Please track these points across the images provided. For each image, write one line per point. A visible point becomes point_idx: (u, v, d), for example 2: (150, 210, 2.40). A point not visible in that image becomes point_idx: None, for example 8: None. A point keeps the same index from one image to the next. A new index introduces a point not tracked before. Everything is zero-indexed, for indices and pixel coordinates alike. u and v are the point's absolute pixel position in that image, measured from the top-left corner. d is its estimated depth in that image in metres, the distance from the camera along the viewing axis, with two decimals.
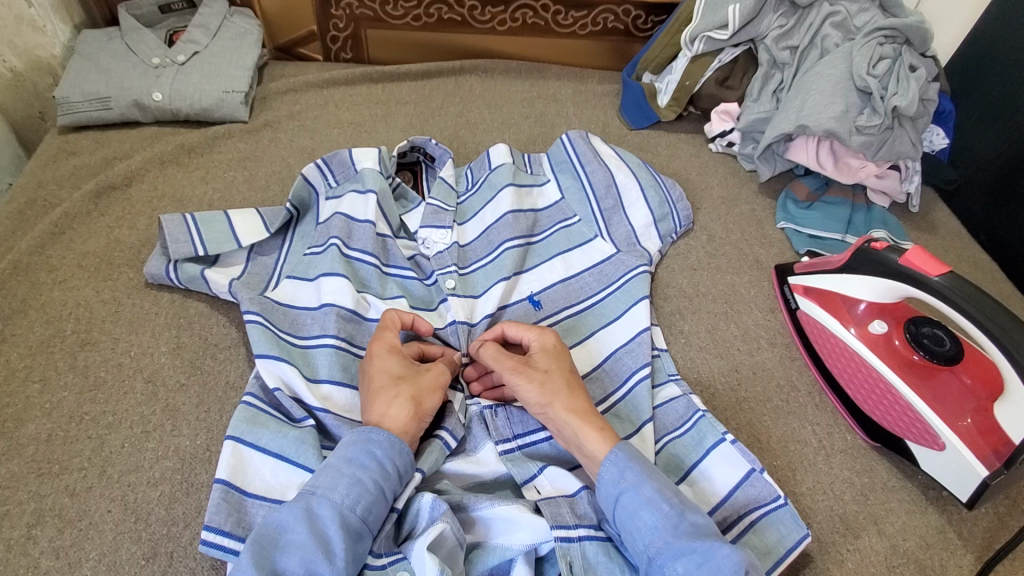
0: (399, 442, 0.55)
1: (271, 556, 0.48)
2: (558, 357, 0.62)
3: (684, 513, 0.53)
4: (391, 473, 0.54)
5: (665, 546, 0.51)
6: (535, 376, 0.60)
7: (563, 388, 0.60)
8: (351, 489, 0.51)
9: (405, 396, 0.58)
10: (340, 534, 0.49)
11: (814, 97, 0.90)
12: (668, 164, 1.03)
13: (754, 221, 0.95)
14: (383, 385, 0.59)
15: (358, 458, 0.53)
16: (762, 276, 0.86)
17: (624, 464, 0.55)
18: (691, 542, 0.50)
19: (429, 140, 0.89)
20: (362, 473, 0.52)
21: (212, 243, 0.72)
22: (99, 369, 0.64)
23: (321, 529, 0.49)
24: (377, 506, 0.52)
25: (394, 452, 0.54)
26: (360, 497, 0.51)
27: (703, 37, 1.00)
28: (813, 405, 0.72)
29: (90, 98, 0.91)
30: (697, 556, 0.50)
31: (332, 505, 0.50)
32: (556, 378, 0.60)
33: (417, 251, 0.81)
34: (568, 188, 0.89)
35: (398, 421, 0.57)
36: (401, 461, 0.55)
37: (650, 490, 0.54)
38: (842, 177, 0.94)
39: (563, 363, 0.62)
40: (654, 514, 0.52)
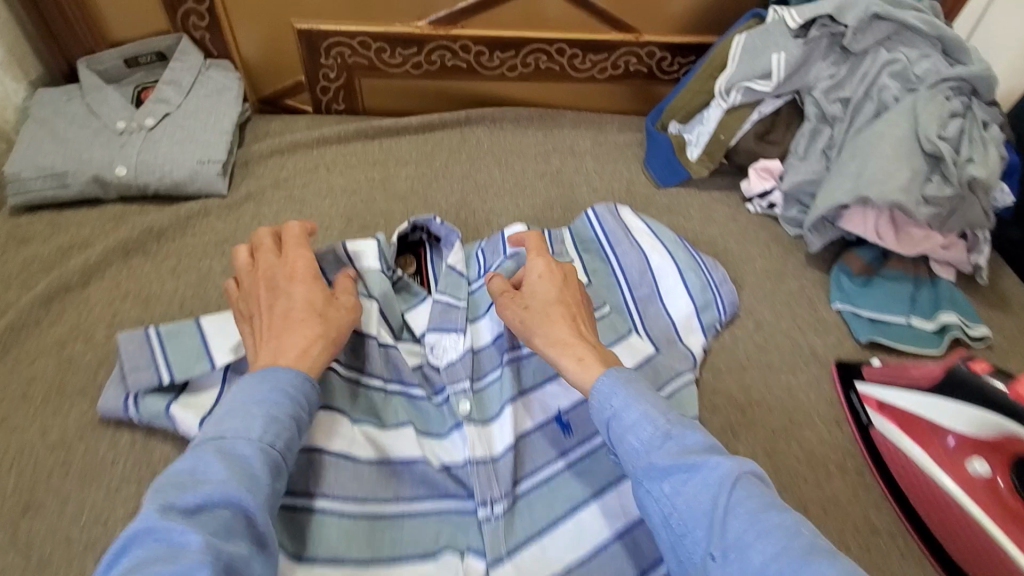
0: (305, 377, 0.53)
1: (179, 495, 0.42)
2: (546, 283, 0.66)
3: (672, 431, 0.51)
4: (293, 406, 0.51)
5: (650, 464, 0.50)
6: (517, 307, 0.65)
7: (546, 317, 0.63)
8: (255, 421, 0.48)
9: (311, 326, 0.57)
10: (260, 465, 0.46)
11: (875, 161, 0.78)
12: (703, 230, 0.91)
13: (805, 301, 0.83)
14: (298, 314, 0.58)
15: (261, 397, 0.50)
16: (821, 376, 0.75)
17: (615, 387, 0.55)
18: (675, 461, 0.49)
19: (433, 219, 0.77)
20: (275, 409, 0.49)
21: (184, 368, 0.60)
22: (45, 545, 0.53)
23: (241, 465, 0.45)
24: (294, 441, 0.50)
25: (301, 386, 0.53)
26: (275, 431, 0.48)
27: (741, 87, 0.87)
28: (895, 552, 0.62)
29: (43, 174, 0.79)
30: (682, 471, 0.48)
31: (248, 440, 0.47)
32: (540, 308, 0.64)
33: (425, 359, 0.69)
34: (595, 272, 0.78)
35: (302, 345, 0.56)
36: (308, 396, 0.53)
37: (639, 410, 0.53)
38: (904, 250, 0.82)
39: (550, 292, 0.65)
40: (640, 435, 0.52)
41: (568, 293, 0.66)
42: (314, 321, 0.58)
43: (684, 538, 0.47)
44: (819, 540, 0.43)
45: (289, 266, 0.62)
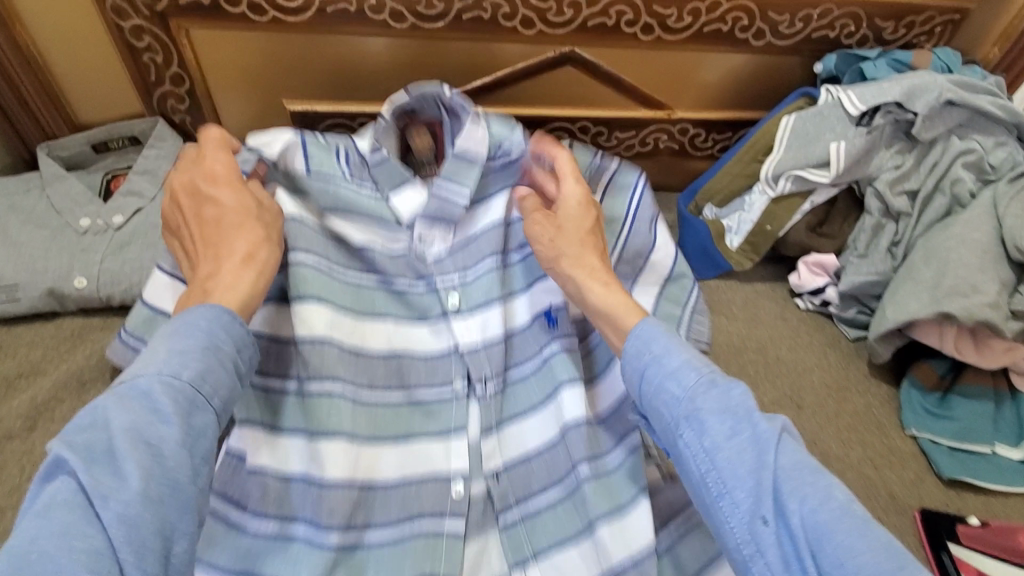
0: (226, 311, 0.43)
1: (90, 442, 0.34)
2: (580, 210, 0.56)
3: (716, 380, 0.42)
4: (224, 342, 0.41)
5: (687, 416, 0.41)
6: (549, 227, 0.56)
7: (579, 246, 0.55)
8: (176, 355, 0.38)
9: (241, 232, 0.48)
10: (173, 400, 0.36)
11: (956, 269, 0.68)
12: (749, 333, 0.80)
13: (875, 426, 0.72)
14: (226, 208, 0.49)
15: (188, 331, 0.40)
16: (900, 528, 0.65)
17: (652, 334, 0.46)
18: (722, 411, 0.40)
19: (445, 89, 0.64)
20: (193, 339, 0.40)
21: (152, 331, 0.58)
22: None
23: (149, 401, 0.36)
24: (219, 379, 0.40)
25: (222, 322, 0.42)
26: (189, 360, 0.38)
27: (790, 175, 0.78)
28: None
29: None
30: (726, 425, 0.40)
31: (151, 375, 0.37)
32: (567, 235, 0.55)
33: (421, 235, 0.64)
34: (614, 206, 0.69)
35: (243, 247, 0.47)
36: (234, 330, 0.42)
37: (677, 360, 0.44)
38: (981, 364, 0.70)
39: (584, 220, 0.56)
40: (680, 381, 0.43)
41: (601, 227, 0.57)
42: (251, 220, 0.49)
43: (721, 499, 0.38)
44: (857, 509, 0.36)
45: (206, 166, 0.51)
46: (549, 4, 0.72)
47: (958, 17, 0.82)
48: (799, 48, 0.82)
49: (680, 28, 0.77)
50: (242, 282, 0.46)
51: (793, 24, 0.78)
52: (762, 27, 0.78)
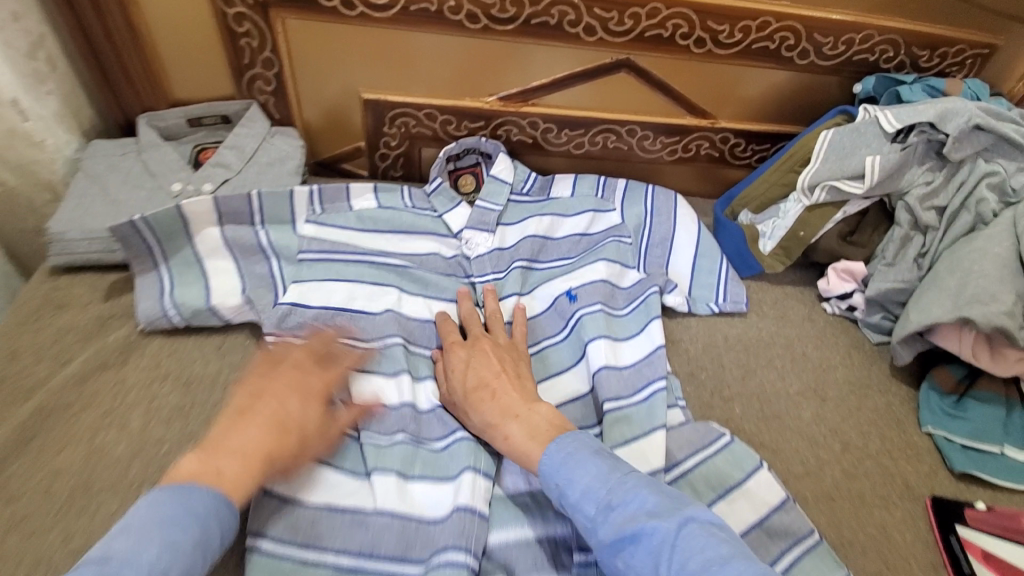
0: (227, 505, 0.49)
1: None
2: (460, 374, 0.67)
3: (614, 501, 0.50)
4: (213, 531, 0.47)
5: (599, 543, 0.50)
6: (458, 368, 0.67)
7: (469, 404, 0.64)
8: (166, 549, 0.44)
9: (269, 415, 0.56)
10: None
11: (977, 281, 0.73)
12: (777, 329, 0.85)
13: (894, 421, 0.77)
14: (260, 414, 0.56)
15: (173, 518, 0.46)
16: (916, 512, 0.68)
17: (559, 461, 0.54)
18: (619, 532, 0.49)
19: (481, 139, 0.90)
20: (180, 536, 0.45)
21: (174, 247, 0.74)
22: None
23: None
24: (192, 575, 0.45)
25: (223, 515, 0.49)
26: (171, 561, 0.44)
27: (827, 185, 0.83)
28: None
29: (90, 237, 0.74)
30: (627, 542, 0.48)
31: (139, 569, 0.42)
32: (464, 389, 0.65)
33: (459, 250, 0.86)
34: (631, 217, 0.92)
35: (264, 448, 0.54)
36: (229, 525, 0.49)
37: (584, 482, 0.52)
38: (999, 370, 0.76)
39: (467, 378, 0.66)
40: (586, 510, 0.51)
41: (487, 368, 0.66)
42: (281, 429, 0.56)
43: None
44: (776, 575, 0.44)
45: (298, 356, 0.64)
46: (611, 14, 0.79)
47: (987, 51, 0.87)
48: (840, 69, 0.87)
49: (730, 43, 0.83)
50: (254, 446, 0.53)
51: (836, 45, 0.84)
52: (807, 47, 0.84)
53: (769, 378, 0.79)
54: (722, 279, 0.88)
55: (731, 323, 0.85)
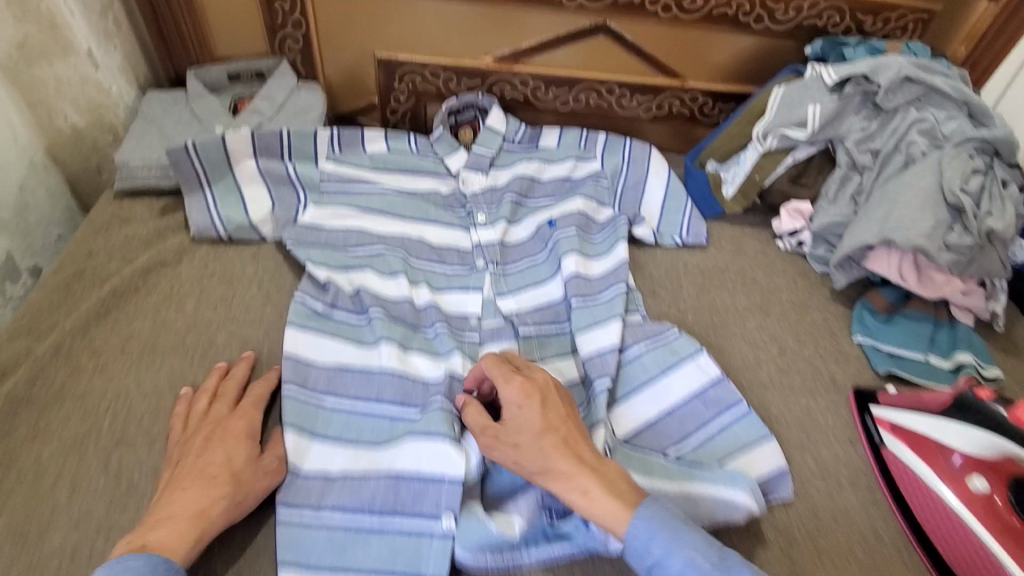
0: (162, 562, 0.50)
1: None
2: (526, 416, 0.59)
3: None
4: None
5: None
6: (512, 423, 0.59)
7: (540, 453, 0.57)
8: None
9: (212, 481, 0.56)
10: None
11: (901, 210, 0.84)
12: (734, 260, 0.98)
13: (829, 331, 0.88)
14: (211, 467, 0.58)
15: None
16: (839, 399, 0.79)
17: (651, 531, 0.53)
18: None
19: (478, 96, 1.02)
20: None
21: (217, 174, 0.87)
22: (133, 474, 0.60)
23: None
24: None
25: (157, 574, 0.49)
26: None
27: (777, 133, 0.95)
28: (900, 561, 0.67)
29: (150, 166, 0.88)
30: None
31: None
32: (524, 441, 0.58)
33: (456, 187, 0.99)
34: (611, 165, 1.04)
35: (200, 506, 0.55)
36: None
37: (680, 560, 0.52)
38: (926, 293, 0.88)
39: (533, 420, 0.58)
40: None
41: (555, 413, 0.60)
42: (222, 482, 0.57)
43: None
44: None
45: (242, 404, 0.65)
46: None
47: (926, 16, 0.99)
48: (793, 33, 1.00)
49: (693, 10, 0.96)
50: (191, 508, 0.55)
51: (788, 11, 0.96)
52: (761, 13, 0.96)
53: (722, 296, 0.91)
54: (688, 217, 1.00)
55: (693, 253, 0.98)
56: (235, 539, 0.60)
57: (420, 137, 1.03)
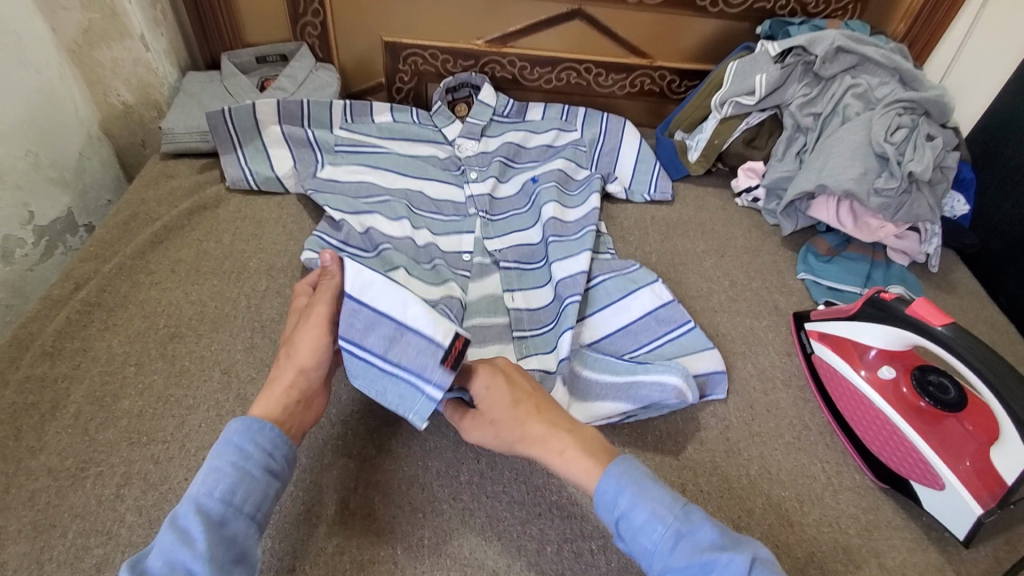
0: (259, 424, 0.58)
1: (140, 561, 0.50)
2: (496, 394, 0.65)
3: (682, 530, 0.56)
4: (255, 453, 0.56)
5: (667, 566, 0.55)
6: (492, 402, 0.65)
7: (516, 422, 0.64)
8: (212, 479, 0.54)
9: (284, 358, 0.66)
10: (206, 524, 0.51)
11: (834, 159, 0.97)
12: (696, 213, 1.11)
13: (775, 270, 1.02)
14: (282, 348, 0.68)
15: (220, 448, 0.56)
16: (781, 322, 0.92)
17: (620, 487, 0.58)
18: (690, 563, 0.54)
19: (471, 75, 1.17)
20: (222, 461, 0.54)
21: (247, 137, 1.02)
22: (184, 359, 0.74)
23: (186, 526, 0.51)
24: (250, 491, 0.54)
25: (257, 433, 0.57)
26: (221, 484, 0.53)
27: (732, 101, 1.09)
28: (823, 444, 0.77)
29: (192, 131, 1.03)
30: (698, 570, 0.54)
31: (192, 501, 0.52)
32: (500, 417, 0.64)
33: (452, 153, 1.13)
34: (589, 134, 1.17)
35: (286, 379, 0.64)
36: (264, 439, 0.57)
37: (646, 512, 0.56)
38: (861, 235, 1.00)
39: (503, 397, 0.65)
40: (652, 536, 0.56)
41: (523, 394, 0.65)
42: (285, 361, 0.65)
43: None
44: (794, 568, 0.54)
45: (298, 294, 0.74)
46: None
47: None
48: (746, 16, 1.14)
49: None
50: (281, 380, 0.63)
51: None
52: None
53: (683, 242, 1.05)
54: (655, 176, 1.13)
55: (660, 208, 1.12)
56: None
57: (422, 113, 1.18)
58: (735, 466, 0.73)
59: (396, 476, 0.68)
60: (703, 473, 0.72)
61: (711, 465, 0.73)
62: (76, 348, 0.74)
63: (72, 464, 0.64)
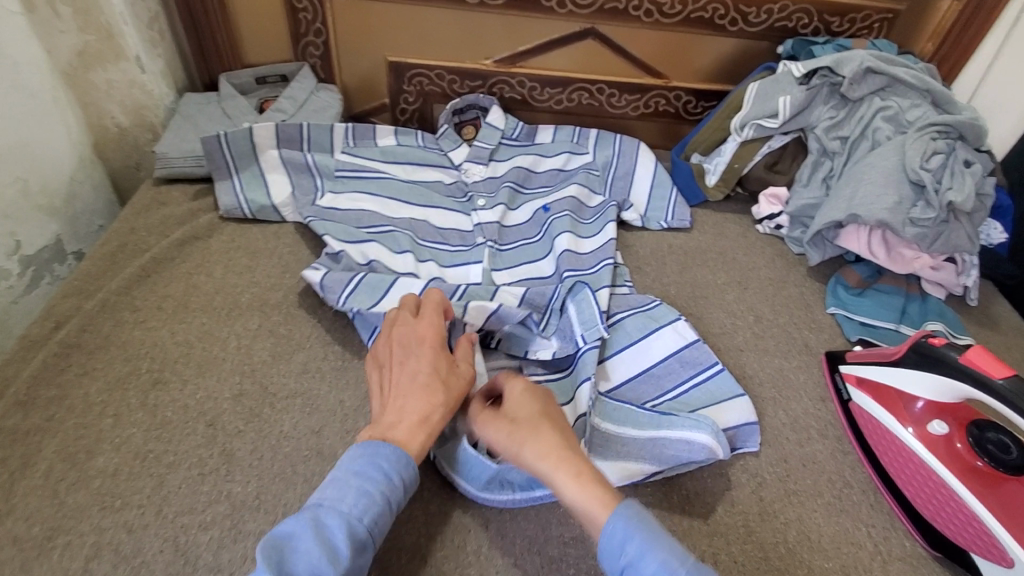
0: (407, 458, 0.56)
1: (277, 561, 0.47)
2: (526, 402, 0.60)
3: None
4: (400, 486, 0.55)
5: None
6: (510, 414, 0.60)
7: (536, 430, 0.57)
8: (358, 497, 0.52)
9: (440, 393, 0.61)
10: (348, 544, 0.50)
11: (865, 188, 0.91)
12: (716, 242, 1.05)
13: (803, 304, 0.95)
14: (425, 374, 0.62)
15: (364, 471, 0.54)
16: (812, 362, 0.85)
17: (629, 531, 0.50)
18: None
19: (479, 96, 1.12)
20: (370, 485, 0.53)
21: (243, 163, 0.97)
22: (166, 409, 0.68)
23: (328, 537, 0.49)
24: (383, 520, 0.53)
25: (403, 467, 0.55)
26: (365, 506, 0.52)
27: (753, 124, 1.03)
28: (867, 504, 0.70)
29: (186, 156, 0.99)
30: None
31: (336, 515, 0.51)
32: (523, 420, 0.59)
33: (459, 178, 1.08)
34: (603, 158, 1.12)
35: (435, 418, 0.60)
36: (408, 475, 0.55)
37: (657, 561, 0.48)
38: (894, 266, 0.93)
39: (532, 406, 0.60)
40: None
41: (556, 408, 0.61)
42: (440, 389, 0.61)
43: None
44: None
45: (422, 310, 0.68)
46: None
47: (892, 16, 1.09)
48: (767, 35, 1.09)
49: (673, 13, 1.05)
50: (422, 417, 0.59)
51: (759, 14, 1.06)
52: (736, 16, 1.06)
53: (704, 274, 0.98)
54: (671, 203, 1.07)
55: (677, 236, 1.06)
56: (245, 534, 0.60)
57: (428, 135, 1.13)
58: (772, 531, 0.66)
59: (396, 546, 0.61)
60: (736, 540, 0.65)
61: (743, 530, 0.66)
62: (52, 396, 0.68)
63: (39, 532, 0.58)
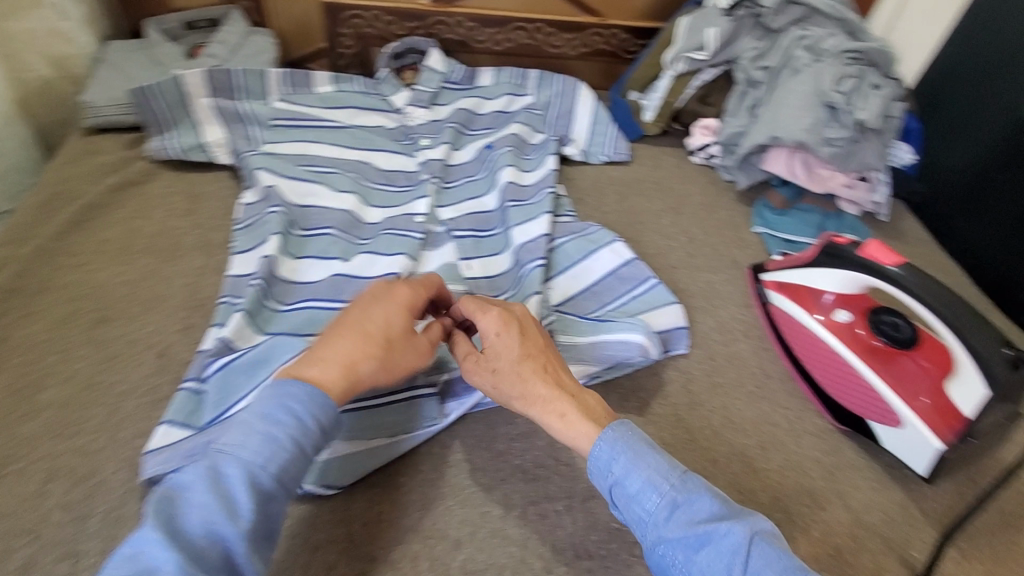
0: (321, 396, 0.51)
1: (170, 514, 0.45)
2: (506, 343, 0.59)
3: (679, 498, 0.51)
4: (314, 429, 0.50)
5: (660, 537, 0.50)
6: (484, 371, 0.60)
7: (518, 375, 0.58)
8: (266, 446, 0.48)
9: (359, 337, 0.55)
10: (248, 492, 0.46)
11: (784, 112, 0.97)
12: (652, 173, 1.10)
13: (732, 226, 1.02)
14: (370, 330, 0.56)
15: (273, 414, 0.49)
16: (738, 275, 0.92)
17: (615, 451, 0.53)
18: (687, 530, 0.49)
19: (417, 40, 1.12)
20: (277, 429, 0.49)
21: (174, 112, 0.94)
22: (114, 343, 0.69)
23: (227, 488, 0.46)
24: (292, 465, 0.49)
25: (315, 405, 0.51)
26: (276, 458, 0.48)
27: (683, 57, 1.08)
28: (784, 391, 0.78)
29: (114, 103, 0.96)
30: (694, 542, 0.49)
31: (240, 464, 0.47)
32: (506, 370, 0.59)
33: (399, 121, 1.08)
34: (543, 100, 1.14)
35: (352, 356, 0.54)
36: (324, 418, 0.51)
37: (642, 478, 0.52)
38: (814, 187, 1.01)
39: (512, 348, 0.59)
40: (645, 504, 0.51)
41: (533, 342, 0.60)
42: (379, 343, 0.55)
43: None
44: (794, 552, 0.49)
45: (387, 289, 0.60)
46: None
47: None
48: None
49: None
50: (341, 356, 0.54)
51: None
52: None
53: (639, 201, 1.04)
54: (610, 138, 1.11)
55: (616, 169, 1.10)
56: None
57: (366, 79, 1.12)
58: (698, 418, 0.73)
59: None
60: (667, 426, 0.72)
61: (674, 418, 0.73)
62: None
63: None
